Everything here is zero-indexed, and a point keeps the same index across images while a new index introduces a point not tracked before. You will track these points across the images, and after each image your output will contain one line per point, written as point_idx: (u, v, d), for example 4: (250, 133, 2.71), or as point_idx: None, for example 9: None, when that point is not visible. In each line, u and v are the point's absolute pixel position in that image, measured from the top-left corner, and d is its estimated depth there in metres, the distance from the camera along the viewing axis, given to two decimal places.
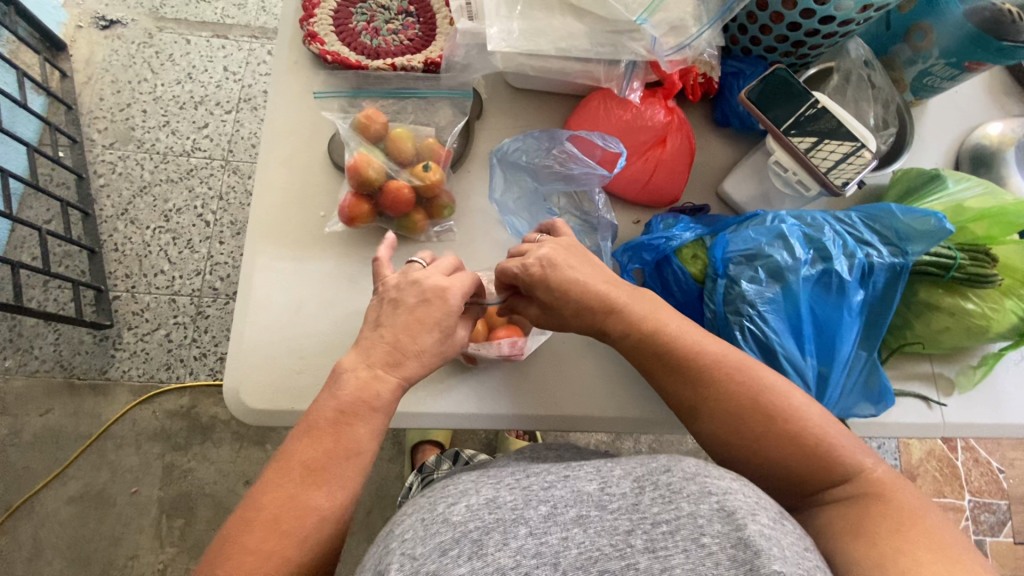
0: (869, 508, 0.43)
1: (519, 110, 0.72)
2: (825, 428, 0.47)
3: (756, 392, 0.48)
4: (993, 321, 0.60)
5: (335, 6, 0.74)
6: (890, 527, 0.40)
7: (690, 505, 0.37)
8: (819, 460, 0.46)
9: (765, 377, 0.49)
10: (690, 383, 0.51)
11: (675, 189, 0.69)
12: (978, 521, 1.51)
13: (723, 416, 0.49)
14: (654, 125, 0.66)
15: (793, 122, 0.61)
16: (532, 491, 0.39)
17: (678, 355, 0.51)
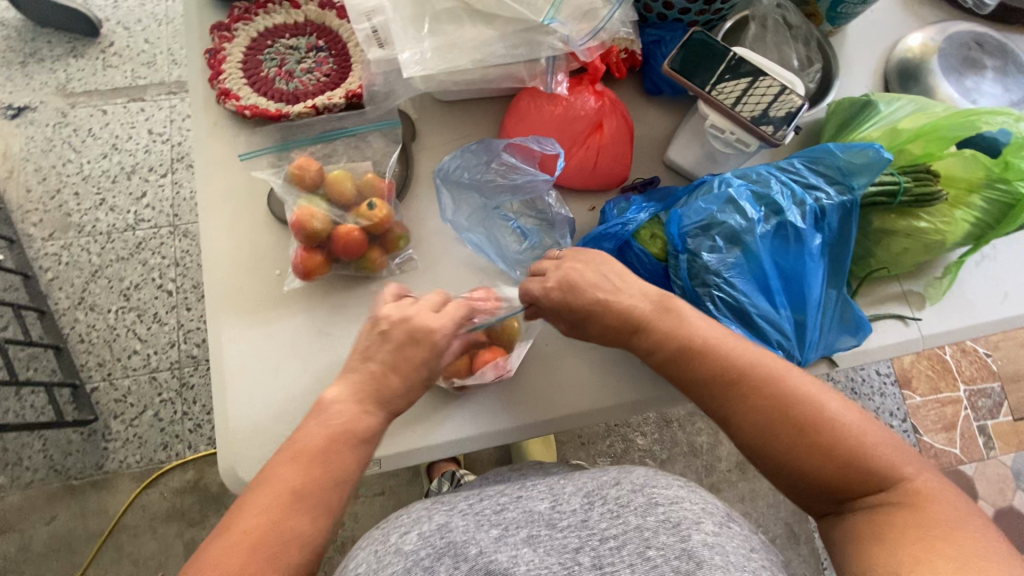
0: (904, 519, 0.43)
1: (451, 124, 0.71)
2: (861, 437, 0.46)
3: (791, 401, 0.47)
4: (947, 233, 0.62)
5: (242, 56, 0.72)
6: (905, 533, 0.42)
7: (637, 519, 0.47)
8: (859, 471, 0.45)
9: (795, 388, 0.48)
10: (715, 396, 0.50)
11: (622, 169, 0.69)
12: (977, 407, 1.57)
13: (753, 429, 0.48)
14: (587, 112, 0.66)
15: (725, 67, 0.62)
16: (483, 517, 0.50)
17: (703, 371, 0.51)
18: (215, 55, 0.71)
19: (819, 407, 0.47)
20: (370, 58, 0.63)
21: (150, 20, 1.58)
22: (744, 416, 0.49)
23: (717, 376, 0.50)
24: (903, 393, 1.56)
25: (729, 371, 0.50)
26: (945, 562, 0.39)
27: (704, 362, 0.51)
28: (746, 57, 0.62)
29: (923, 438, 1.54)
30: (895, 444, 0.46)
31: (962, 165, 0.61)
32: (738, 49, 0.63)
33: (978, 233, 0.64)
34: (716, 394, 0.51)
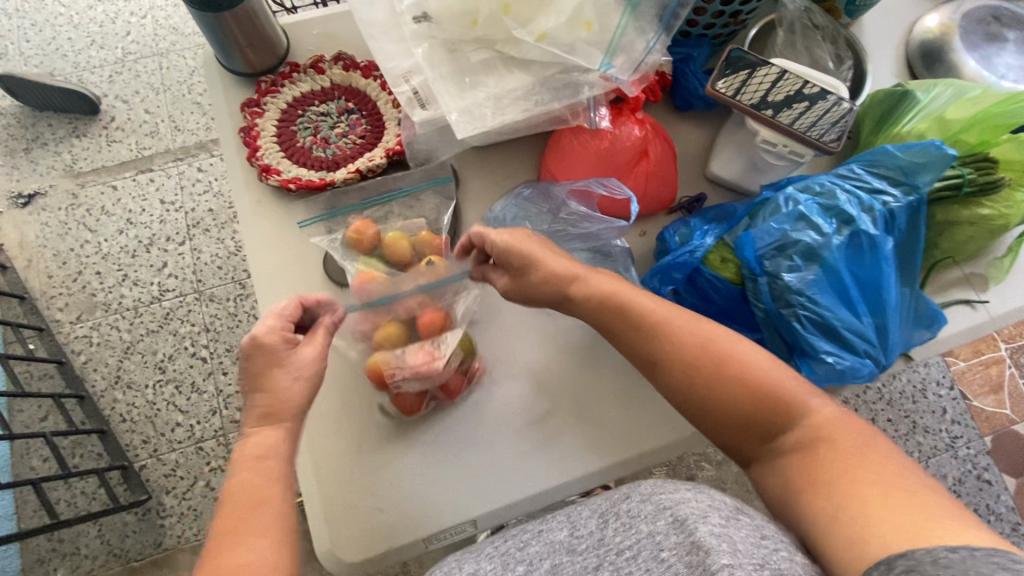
0: (822, 454, 0.44)
1: (492, 169, 0.71)
2: (777, 375, 0.49)
3: (708, 343, 0.51)
4: (1010, 217, 0.61)
5: (276, 130, 0.72)
6: (836, 465, 0.43)
7: (648, 526, 0.43)
8: (779, 405, 0.47)
9: (710, 331, 0.51)
10: (645, 341, 0.53)
11: (671, 191, 0.69)
12: (1021, 364, 1.56)
13: (679, 370, 0.51)
14: (633, 143, 0.66)
15: (727, 65, 0.63)
16: (510, 556, 0.49)
17: (635, 316, 0.54)
18: (249, 133, 0.71)
19: (782, 388, 0.48)
20: (416, 120, 0.62)
21: (148, 90, 1.59)
22: (670, 356, 0.51)
23: (732, 387, 0.49)
24: (947, 360, 1.55)
25: (681, 339, 0.51)
26: (870, 487, 0.40)
27: (634, 309, 0.54)
28: (747, 55, 0.63)
29: (972, 403, 1.53)
30: (806, 382, 0.49)
31: (1021, 146, 0.61)
32: (777, 62, 0.63)
33: None
34: (730, 406, 0.49)
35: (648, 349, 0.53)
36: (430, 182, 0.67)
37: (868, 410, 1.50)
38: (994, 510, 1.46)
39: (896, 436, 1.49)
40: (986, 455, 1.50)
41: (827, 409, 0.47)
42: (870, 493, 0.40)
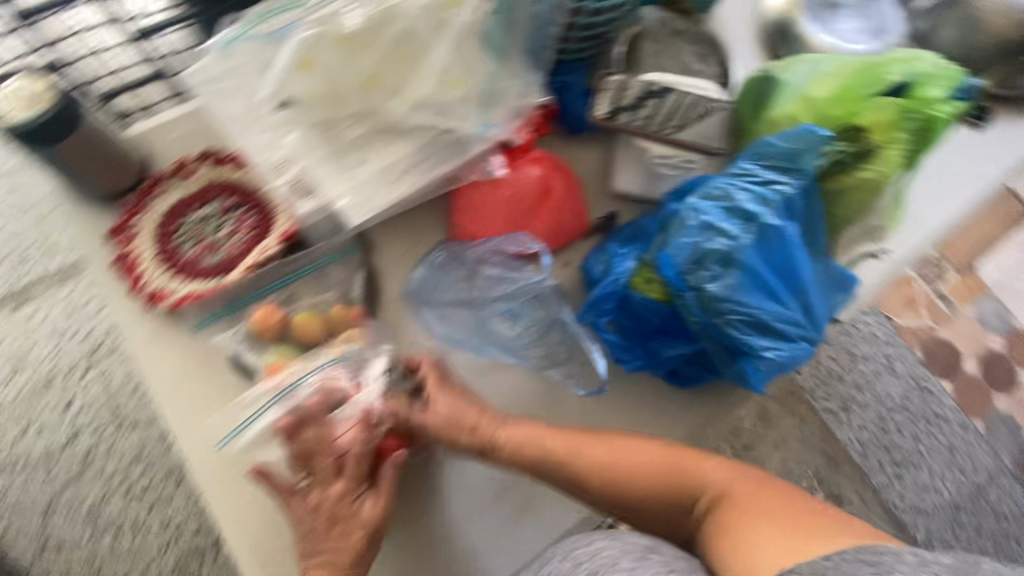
0: (730, 511, 0.52)
1: (398, 235, 0.68)
2: (673, 458, 0.56)
3: (612, 457, 0.56)
4: (887, 176, 0.65)
5: (156, 249, 0.65)
6: (742, 515, 0.51)
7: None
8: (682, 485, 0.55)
9: (610, 443, 0.57)
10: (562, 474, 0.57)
11: (583, 218, 0.69)
12: (927, 277, 1.71)
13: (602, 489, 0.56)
14: (535, 181, 0.65)
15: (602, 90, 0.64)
16: None
17: (544, 455, 0.57)
18: (126, 261, 0.64)
19: (681, 473, 0.56)
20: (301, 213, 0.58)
21: None
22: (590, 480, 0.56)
23: (638, 484, 0.56)
24: None
25: (592, 467, 0.56)
26: (767, 524, 0.49)
27: (539, 450, 0.57)
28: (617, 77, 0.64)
29: (897, 322, 1.65)
30: (693, 451, 0.57)
31: (881, 111, 0.65)
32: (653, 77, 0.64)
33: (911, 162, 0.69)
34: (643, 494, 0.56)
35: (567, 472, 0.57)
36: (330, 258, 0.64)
37: (812, 354, 1.58)
38: (940, 414, 1.58)
39: (842, 371, 1.58)
40: (921, 366, 1.62)
41: (719, 469, 0.55)
42: (767, 525, 0.49)
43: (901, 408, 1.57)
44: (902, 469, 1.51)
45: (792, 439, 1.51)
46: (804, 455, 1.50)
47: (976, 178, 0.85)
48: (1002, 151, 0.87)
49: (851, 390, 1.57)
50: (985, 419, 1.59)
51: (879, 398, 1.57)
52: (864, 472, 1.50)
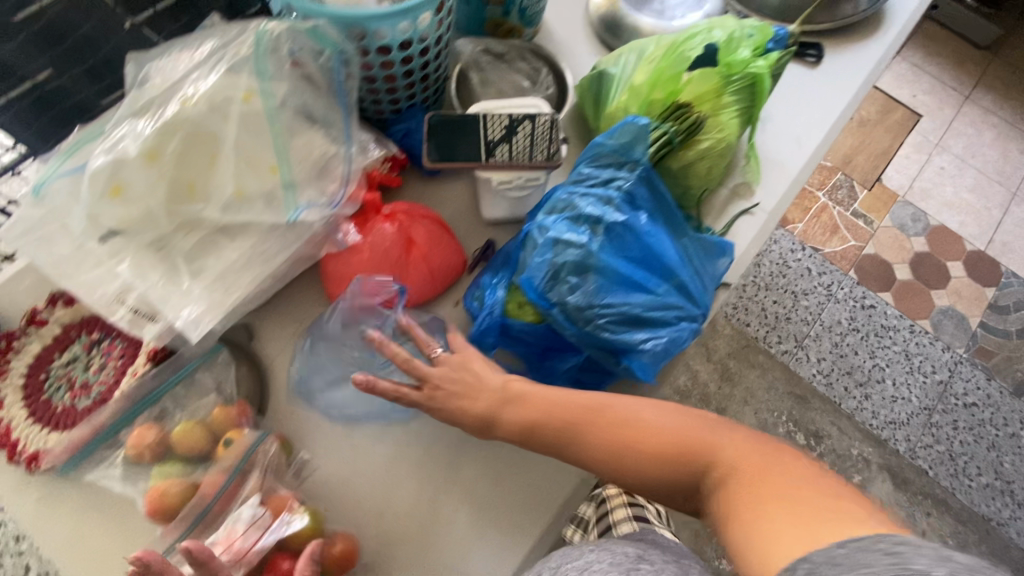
0: (735, 487, 0.47)
1: (280, 323, 0.68)
2: (677, 427, 0.54)
3: (602, 415, 0.56)
4: (727, 137, 0.69)
5: (26, 409, 0.62)
6: (746, 492, 0.46)
7: None
8: (682, 448, 0.52)
9: (612, 408, 0.56)
10: (561, 438, 0.56)
11: (456, 256, 0.69)
12: (839, 201, 1.78)
13: (605, 454, 0.55)
14: (392, 238, 0.64)
15: (431, 130, 0.64)
16: None
17: (544, 430, 0.56)
18: None
19: (685, 442, 0.53)
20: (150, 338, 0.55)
21: None
22: (592, 445, 0.55)
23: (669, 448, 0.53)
24: (788, 229, 1.73)
25: (592, 439, 0.55)
26: (773, 505, 0.43)
27: (539, 425, 0.56)
28: (443, 113, 0.64)
29: (825, 251, 1.71)
30: (700, 422, 0.54)
31: (698, 84, 0.68)
32: (477, 109, 0.66)
33: (744, 121, 0.72)
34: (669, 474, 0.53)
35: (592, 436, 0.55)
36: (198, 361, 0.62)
37: (754, 304, 1.62)
38: (888, 325, 1.63)
39: (787, 312, 1.62)
40: (859, 285, 1.67)
41: (733, 444, 0.51)
42: (778, 518, 0.42)
43: (850, 331, 1.61)
44: (868, 387, 1.55)
45: (759, 390, 1.53)
46: (774, 403, 1.52)
47: (823, 111, 0.89)
48: (839, 80, 0.92)
49: (800, 327, 1.61)
50: (929, 318, 1.65)
51: (828, 327, 1.61)
52: (833, 402, 1.54)
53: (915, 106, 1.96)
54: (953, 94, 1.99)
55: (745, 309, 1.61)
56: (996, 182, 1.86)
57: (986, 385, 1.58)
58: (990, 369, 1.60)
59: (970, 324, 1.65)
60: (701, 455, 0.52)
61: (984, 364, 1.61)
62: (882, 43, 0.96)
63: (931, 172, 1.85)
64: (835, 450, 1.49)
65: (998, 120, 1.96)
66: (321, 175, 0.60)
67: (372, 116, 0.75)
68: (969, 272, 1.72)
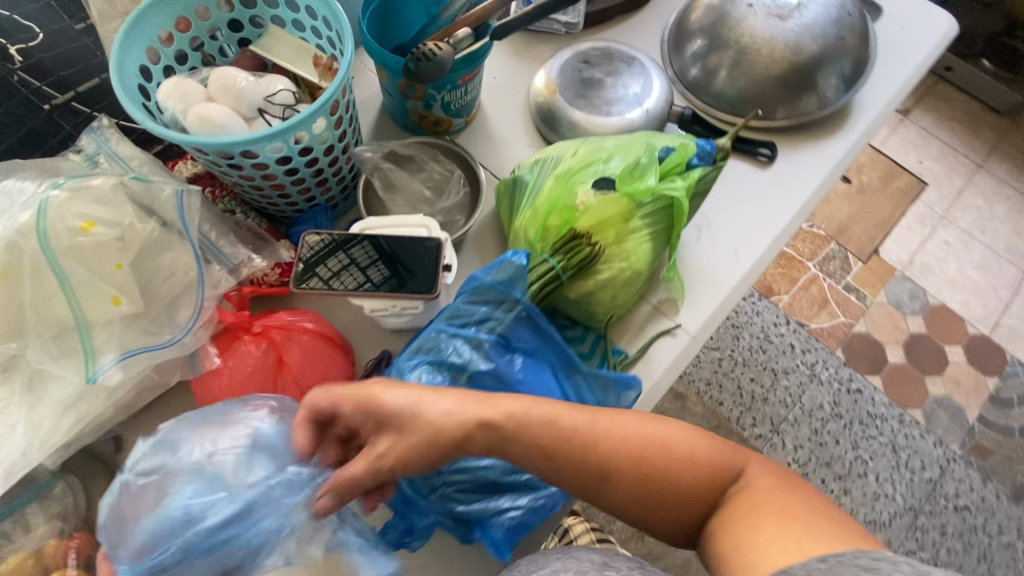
0: (732, 513, 0.48)
1: (150, 434, 0.65)
2: (654, 436, 0.52)
3: (598, 439, 0.51)
4: (631, 265, 0.63)
5: None
6: (740, 510, 0.48)
7: None
8: (646, 467, 0.51)
9: (582, 425, 0.52)
10: (558, 441, 0.51)
11: (336, 375, 0.65)
12: (832, 273, 1.68)
13: (618, 462, 0.51)
14: (259, 360, 0.61)
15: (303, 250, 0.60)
16: None
17: (462, 471, 0.50)
18: None
19: (649, 460, 0.51)
20: None
21: None
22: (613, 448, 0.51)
23: (669, 479, 0.51)
24: (773, 301, 1.64)
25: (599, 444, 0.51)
26: (773, 527, 0.46)
27: (509, 432, 0.51)
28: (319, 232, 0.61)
29: (811, 327, 1.61)
30: (670, 430, 0.53)
31: (599, 211, 0.62)
32: (355, 228, 0.62)
33: (656, 246, 0.66)
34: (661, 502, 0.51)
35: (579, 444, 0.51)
36: (33, 492, 0.57)
37: (730, 381, 1.53)
38: (876, 413, 1.52)
39: (765, 391, 1.53)
40: (846, 367, 1.57)
41: (699, 445, 0.52)
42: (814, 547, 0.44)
43: (833, 417, 1.51)
44: (848, 482, 1.45)
45: None
46: None
47: (769, 218, 0.82)
48: (793, 183, 0.85)
49: (778, 409, 1.51)
50: (922, 407, 1.54)
51: (808, 411, 1.51)
52: None
53: (922, 173, 1.85)
54: (965, 162, 1.87)
55: (720, 386, 1.52)
56: (1006, 260, 1.74)
57: (981, 487, 1.46)
58: (986, 470, 1.47)
59: (967, 417, 1.53)
60: (711, 467, 0.51)
61: (979, 464, 1.48)
62: (846, 141, 0.89)
63: (935, 246, 1.74)
64: None
65: (1013, 192, 1.84)
66: (170, 308, 0.56)
67: (276, 216, 0.72)
68: (969, 358, 1.60)
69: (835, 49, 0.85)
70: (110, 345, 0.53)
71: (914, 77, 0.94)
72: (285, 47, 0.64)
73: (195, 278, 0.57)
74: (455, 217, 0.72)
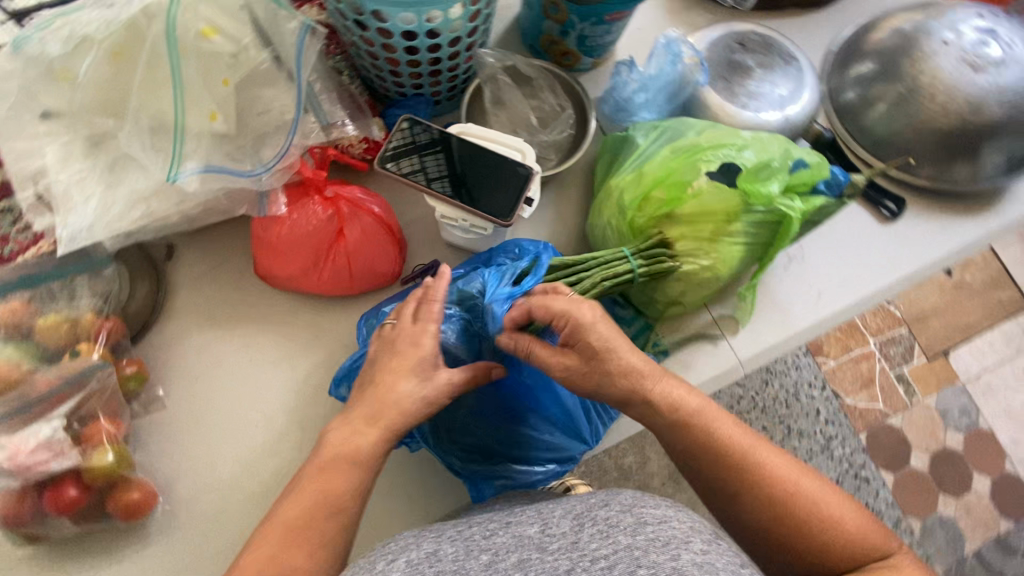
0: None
1: (203, 254, 0.67)
2: (781, 479, 0.49)
3: (732, 453, 0.49)
4: (717, 267, 0.61)
5: None
6: None
7: (626, 539, 0.43)
8: (777, 502, 0.48)
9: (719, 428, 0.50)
10: (688, 433, 0.50)
11: (387, 265, 0.64)
12: (890, 357, 1.58)
13: (703, 462, 0.50)
14: (321, 223, 0.61)
15: (393, 136, 0.59)
16: None
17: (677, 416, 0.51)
18: None
19: (796, 502, 0.48)
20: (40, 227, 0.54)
21: None
22: (696, 453, 0.50)
23: (801, 511, 0.48)
24: (817, 360, 1.57)
25: (703, 435, 0.50)
26: None
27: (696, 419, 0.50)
28: (420, 120, 0.60)
29: (845, 401, 1.54)
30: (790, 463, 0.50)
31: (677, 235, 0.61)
32: (453, 128, 0.60)
33: (745, 259, 0.62)
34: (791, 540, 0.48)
35: (739, 457, 0.49)
36: (84, 265, 0.60)
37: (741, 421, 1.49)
38: (873, 507, 1.47)
39: None
40: (862, 452, 1.51)
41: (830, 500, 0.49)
42: None
43: None
44: None
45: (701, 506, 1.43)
46: None
47: (867, 277, 0.75)
48: (912, 249, 0.77)
49: None
50: (922, 521, 1.48)
51: None
52: None
53: None
54: None
55: None
56: None
57: None
58: None
59: (964, 547, 1.47)
60: (823, 530, 0.48)
61: None
62: (983, 226, 0.80)
63: (1010, 371, 1.61)
64: None
65: None
66: (256, 143, 0.57)
67: (379, 92, 0.70)
68: (992, 494, 1.52)
69: (1018, 125, 0.74)
70: (196, 152, 0.53)
71: None
72: None
73: (289, 121, 0.57)
74: (549, 155, 0.69)
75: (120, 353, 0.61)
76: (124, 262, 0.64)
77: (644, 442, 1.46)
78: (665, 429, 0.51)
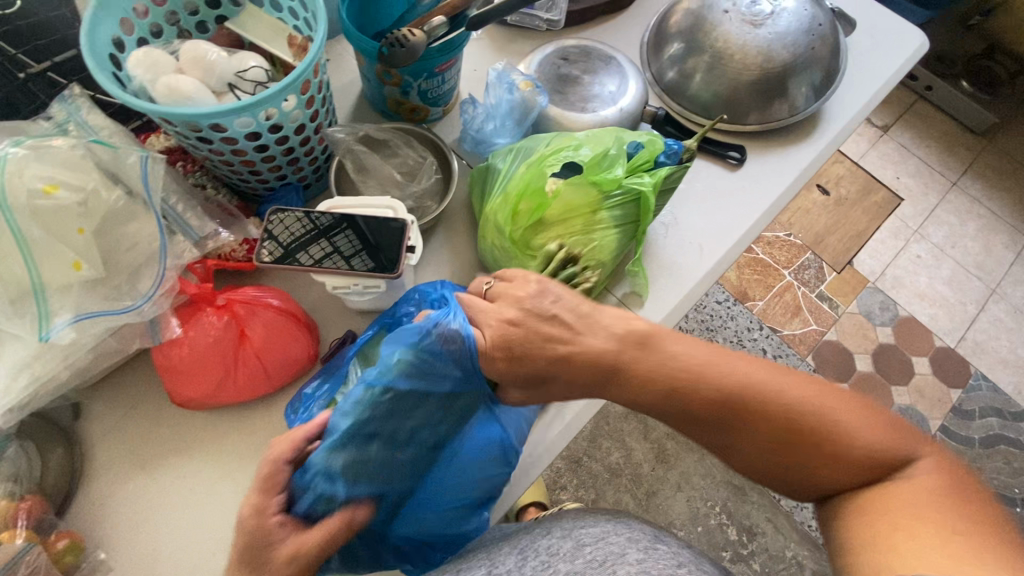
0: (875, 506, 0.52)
1: (111, 401, 0.65)
2: (807, 412, 0.53)
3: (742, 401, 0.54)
4: (597, 254, 0.67)
5: None
6: (881, 506, 0.51)
7: (572, 561, 0.57)
8: (802, 435, 0.53)
9: (736, 376, 0.54)
10: (694, 397, 0.55)
11: (299, 350, 0.65)
12: (806, 281, 1.72)
13: (712, 410, 0.55)
14: (220, 332, 0.61)
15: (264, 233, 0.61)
16: None
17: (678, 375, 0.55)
18: None
19: (815, 424, 0.53)
20: None
21: None
22: (706, 410, 0.55)
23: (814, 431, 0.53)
24: (748, 306, 1.68)
25: (719, 392, 0.54)
26: (903, 534, 0.48)
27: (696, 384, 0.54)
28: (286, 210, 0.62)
29: (784, 333, 1.65)
30: (807, 385, 0.55)
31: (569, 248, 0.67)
32: (323, 207, 0.63)
33: (622, 239, 0.69)
34: (847, 468, 0.53)
35: (752, 399, 0.54)
36: None
37: None
38: None
39: None
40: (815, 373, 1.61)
41: (862, 431, 0.53)
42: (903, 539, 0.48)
43: None
44: None
45: (694, 475, 1.47)
46: (709, 492, 1.46)
47: (735, 219, 0.84)
48: (765, 185, 0.87)
49: None
50: None
51: None
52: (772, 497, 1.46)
53: (898, 188, 1.89)
54: (940, 179, 1.91)
55: None
56: (975, 275, 1.79)
57: None
58: None
59: (929, 426, 1.58)
60: (845, 453, 0.53)
61: None
62: (815, 148, 0.91)
63: (907, 259, 1.79)
64: (767, 549, 1.42)
65: (986, 211, 1.88)
66: (132, 277, 0.58)
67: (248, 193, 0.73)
68: (935, 370, 1.65)
69: (805, 60, 0.87)
70: (68, 303, 0.54)
71: (882, 92, 0.97)
72: (263, 26, 0.65)
73: (158, 248, 0.58)
74: (424, 202, 0.73)
75: (45, 529, 0.57)
76: (28, 436, 0.62)
77: (623, 434, 1.50)
78: (673, 398, 0.55)
